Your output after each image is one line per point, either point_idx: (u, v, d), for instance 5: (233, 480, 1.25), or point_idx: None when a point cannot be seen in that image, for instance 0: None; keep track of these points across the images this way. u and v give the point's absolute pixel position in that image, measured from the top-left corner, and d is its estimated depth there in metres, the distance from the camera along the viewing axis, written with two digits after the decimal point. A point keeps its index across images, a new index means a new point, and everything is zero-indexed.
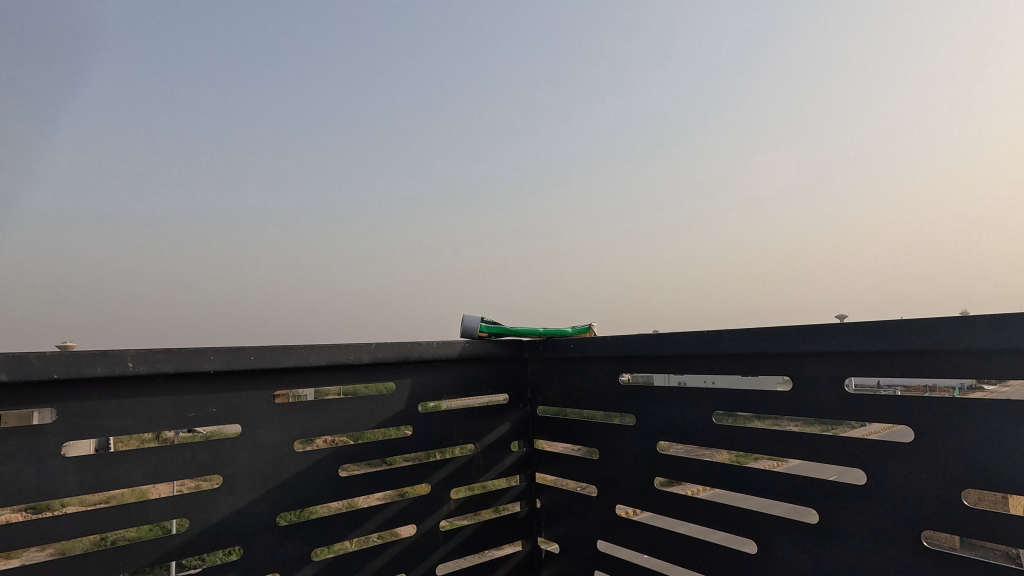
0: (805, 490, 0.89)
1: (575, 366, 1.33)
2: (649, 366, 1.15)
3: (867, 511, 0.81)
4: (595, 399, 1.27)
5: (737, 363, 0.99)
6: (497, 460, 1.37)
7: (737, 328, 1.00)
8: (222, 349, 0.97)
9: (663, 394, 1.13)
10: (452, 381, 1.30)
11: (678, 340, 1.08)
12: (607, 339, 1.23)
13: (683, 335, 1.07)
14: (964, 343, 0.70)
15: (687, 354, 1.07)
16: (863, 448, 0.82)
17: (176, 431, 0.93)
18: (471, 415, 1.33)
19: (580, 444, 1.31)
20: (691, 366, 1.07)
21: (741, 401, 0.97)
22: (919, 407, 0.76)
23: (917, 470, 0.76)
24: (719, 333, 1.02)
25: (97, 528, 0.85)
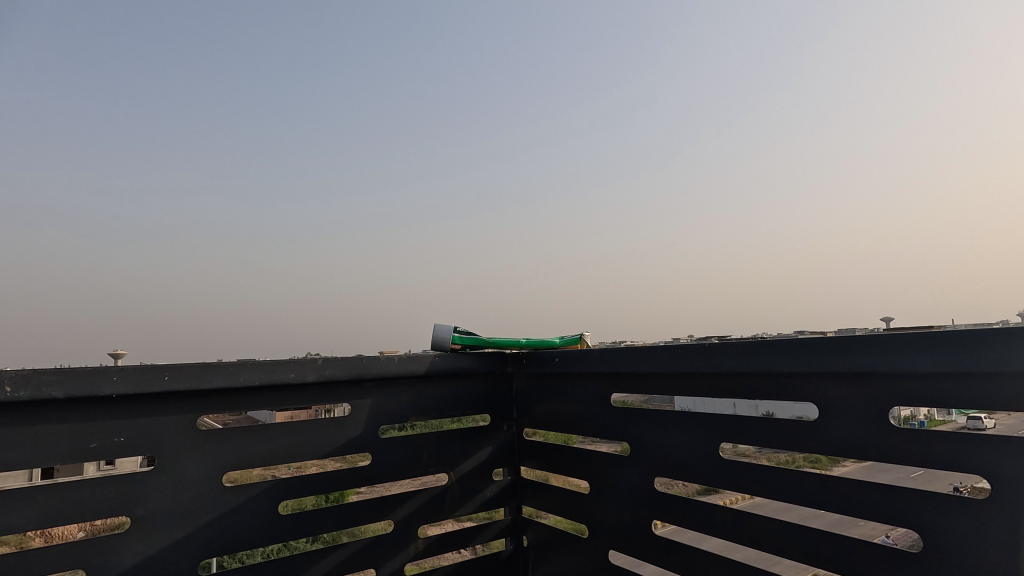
0: (839, 547, 0.69)
1: (563, 383, 1.16)
2: (642, 385, 0.97)
3: None
4: (584, 421, 1.10)
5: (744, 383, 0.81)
6: (478, 490, 1.20)
7: (744, 340, 0.81)
8: (128, 369, 0.83)
9: (661, 418, 0.95)
10: (423, 401, 1.14)
11: (674, 354, 0.90)
12: (596, 352, 1.06)
13: (682, 349, 0.88)
14: (924, 366, 0.61)
15: (688, 371, 0.89)
16: (916, 503, 0.62)
17: (152, 458, 0.85)
18: (446, 440, 1.16)
19: (570, 475, 1.13)
20: (695, 387, 0.88)
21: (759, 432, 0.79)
22: (995, 451, 0.56)
23: (999, 531, 0.56)
24: (724, 346, 0.83)
25: None
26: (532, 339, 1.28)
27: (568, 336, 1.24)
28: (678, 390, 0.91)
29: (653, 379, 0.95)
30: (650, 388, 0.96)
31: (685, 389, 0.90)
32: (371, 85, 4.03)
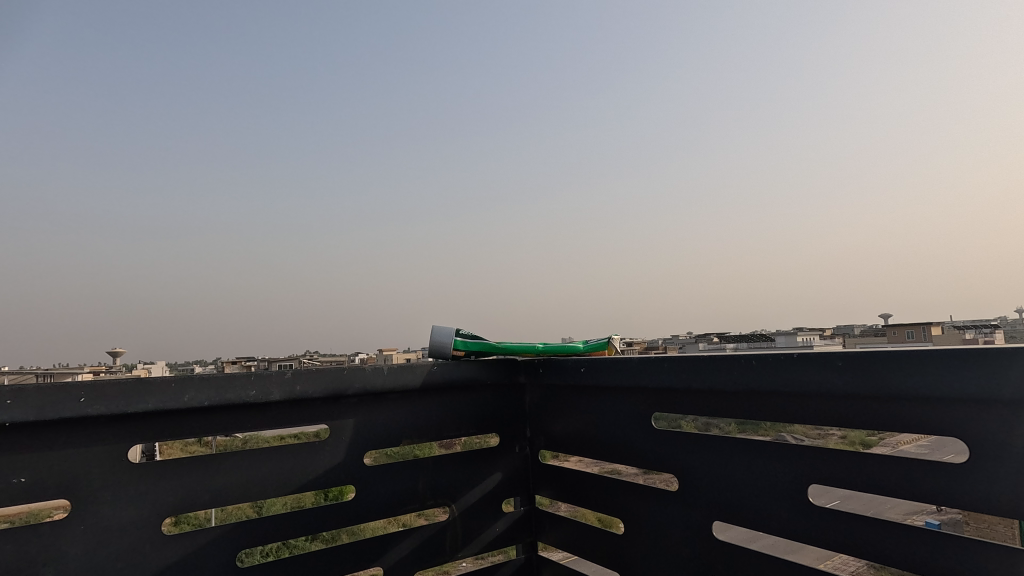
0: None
1: (589, 399, 0.97)
2: (693, 405, 0.78)
3: None
4: (615, 447, 0.90)
5: (844, 409, 0.61)
6: (484, 527, 1.01)
7: (845, 351, 0.62)
8: (28, 388, 0.63)
9: (718, 447, 0.76)
10: (420, 420, 0.95)
11: (741, 367, 0.71)
12: (633, 361, 0.87)
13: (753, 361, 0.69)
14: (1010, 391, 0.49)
15: (759, 389, 0.70)
16: None
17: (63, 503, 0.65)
18: (447, 465, 0.97)
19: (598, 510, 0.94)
20: (772, 409, 0.69)
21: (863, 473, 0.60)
22: None
23: None
24: (813, 359, 0.64)
25: None
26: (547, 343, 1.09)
27: (592, 338, 1.05)
28: (746, 412, 0.72)
29: (711, 397, 0.76)
30: (706, 409, 0.76)
31: (756, 413, 0.70)
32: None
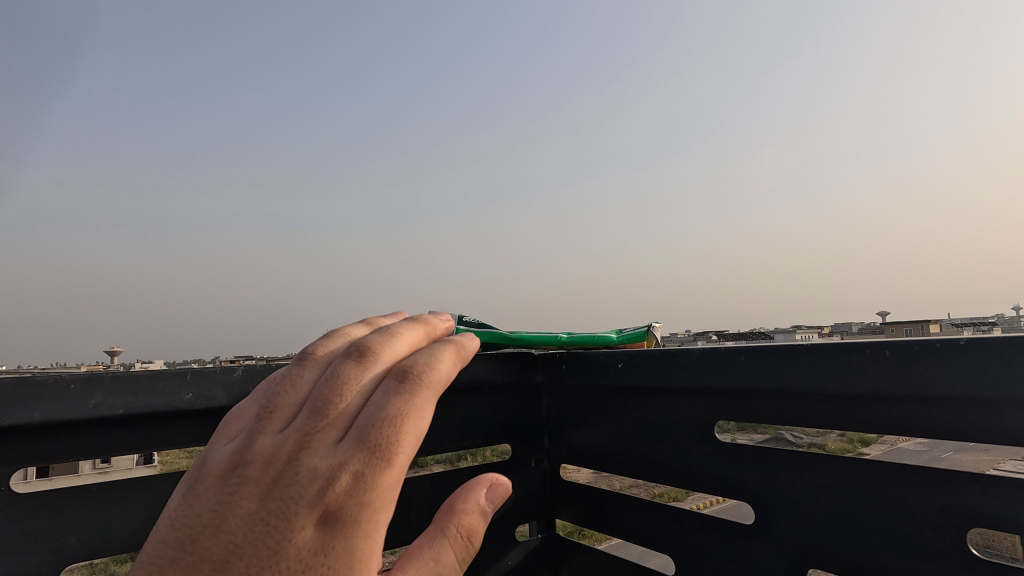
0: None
1: (631, 403, 0.83)
2: (776, 413, 0.66)
3: None
4: (663, 461, 0.79)
5: (1001, 415, 0.50)
6: (500, 557, 0.86)
7: (1003, 342, 0.50)
8: None
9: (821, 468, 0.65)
10: (432, 430, 0.81)
11: (852, 364, 0.60)
12: (693, 358, 0.73)
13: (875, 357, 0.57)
14: None
15: (860, 394, 0.59)
16: None
17: None
18: (457, 484, 0.82)
19: (650, 543, 0.81)
20: (893, 419, 0.57)
21: None
22: None
23: None
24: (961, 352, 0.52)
25: None
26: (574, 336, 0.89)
27: (629, 330, 0.89)
28: (852, 422, 0.60)
29: (805, 402, 0.64)
30: (792, 417, 0.65)
31: (865, 421, 0.59)
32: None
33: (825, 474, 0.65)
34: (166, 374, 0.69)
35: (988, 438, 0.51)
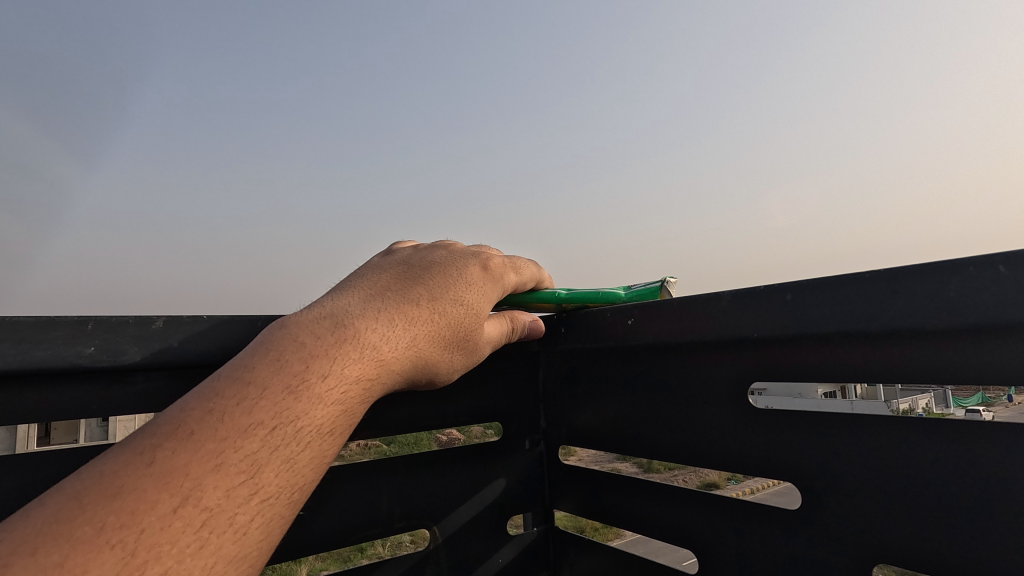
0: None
1: (632, 366, 0.74)
2: (786, 363, 0.58)
3: None
4: (674, 433, 0.69)
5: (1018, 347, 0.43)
6: (485, 559, 0.74)
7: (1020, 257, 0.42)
8: None
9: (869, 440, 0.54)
10: (412, 405, 0.71)
11: (861, 301, 0.51)
12: (691, 307, 0.64)
13: (885, 290, 0.49)
14: None
15: (926, 330, 0.48)
16: None
17: None
18: (431, 468, 0.71)
19: (663, 536, 0.70)
20: (910, 362, 0.49)
21: None
22: None
23: None
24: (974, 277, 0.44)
25: None
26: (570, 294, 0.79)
27: (638, 286, 0.75)
28: (864, 370, 0.53)
29: (815, 349, 0.56)
30: (801, 368, 0.57)
31: (881, 368, 0.51)
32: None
33: (876, 443, 0.53)
34: (61, 321, 0.57)
35: None
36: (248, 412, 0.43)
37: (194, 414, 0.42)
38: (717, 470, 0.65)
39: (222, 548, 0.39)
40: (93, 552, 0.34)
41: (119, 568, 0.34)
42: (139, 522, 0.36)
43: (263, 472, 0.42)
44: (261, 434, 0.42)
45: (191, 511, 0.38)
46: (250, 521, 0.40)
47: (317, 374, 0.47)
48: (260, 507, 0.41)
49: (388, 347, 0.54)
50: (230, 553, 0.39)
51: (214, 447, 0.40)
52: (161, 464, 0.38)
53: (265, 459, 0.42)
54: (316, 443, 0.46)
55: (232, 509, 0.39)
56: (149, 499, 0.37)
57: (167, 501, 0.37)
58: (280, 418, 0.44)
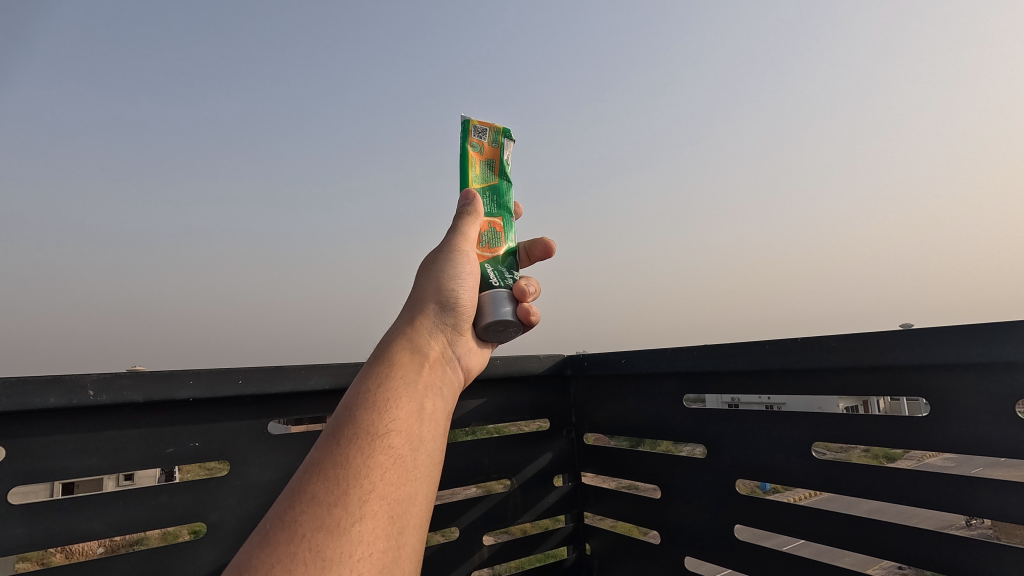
0: (1012, 561, 0.63)
1: (627, 384, 1.15)
2: (705, 381, 0.98)
3: (998, 562, 0.64)
4: (643, 421, 1.10)
5: (839, 379, 0.78)
6: (540, 498, 1.20)
7: (842, 334, 0.78)
8: (204, 372, 0.81)
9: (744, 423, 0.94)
10: (487, 406, 1.14)
11: (757, 350, 0.88)
12: (666, 351, 1.04)
13: (770, 345, 0.86)
14: (945, 357, 0.67)
15: (774, 369, 0.85)
16: (1004, 492, 0.64)
17: (221, 460, 0.83)
18: (506, 445, 1.17)
19: (634, 480, 1.12)
20: (770, 383, 0.87)
21: (889, 436, 0.73)
22: None
23: None
24: (820, 340, 0.80)
25: None
26: (498, 187, 0.94)
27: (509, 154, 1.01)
28: (752, 386, 0.90)
29: (722, 376, 0.95)
30: (715, 384, 0.97)
31: (757, 386, 0.89)
32: (333, 69, 3.01)
33: None
34: None
35: (833, 391, 0.78)
36: (347, 419, 0.55)
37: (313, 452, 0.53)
38: (691, 446, 1.02)
39: (386, 491, 0.51)
40: (285, 535, 0.44)
41: (310, 527, 0.45)
42: (303, 502, 0.47)
43: (382, 445, 0.54)
44: (370, 416, 0.55)
45: (334, 483, 0.49)
46: (380, 469, 0.52)
47: (382, 373, 0.62)
48: (382, 459, 0.53)
49: (417, 338, 0.70)
50: (379, 493, 0.51)
51: (341, 448, 0.52)
52: (302, 481, 0.49)
53: (381, 431, 0.55)
54: (410, 418, 0.59)
55: (377, 474, 0.51)
56: (303, 494, 0.48)
57: (335, 484, 0.49)
58: (375, 405, 0.57)
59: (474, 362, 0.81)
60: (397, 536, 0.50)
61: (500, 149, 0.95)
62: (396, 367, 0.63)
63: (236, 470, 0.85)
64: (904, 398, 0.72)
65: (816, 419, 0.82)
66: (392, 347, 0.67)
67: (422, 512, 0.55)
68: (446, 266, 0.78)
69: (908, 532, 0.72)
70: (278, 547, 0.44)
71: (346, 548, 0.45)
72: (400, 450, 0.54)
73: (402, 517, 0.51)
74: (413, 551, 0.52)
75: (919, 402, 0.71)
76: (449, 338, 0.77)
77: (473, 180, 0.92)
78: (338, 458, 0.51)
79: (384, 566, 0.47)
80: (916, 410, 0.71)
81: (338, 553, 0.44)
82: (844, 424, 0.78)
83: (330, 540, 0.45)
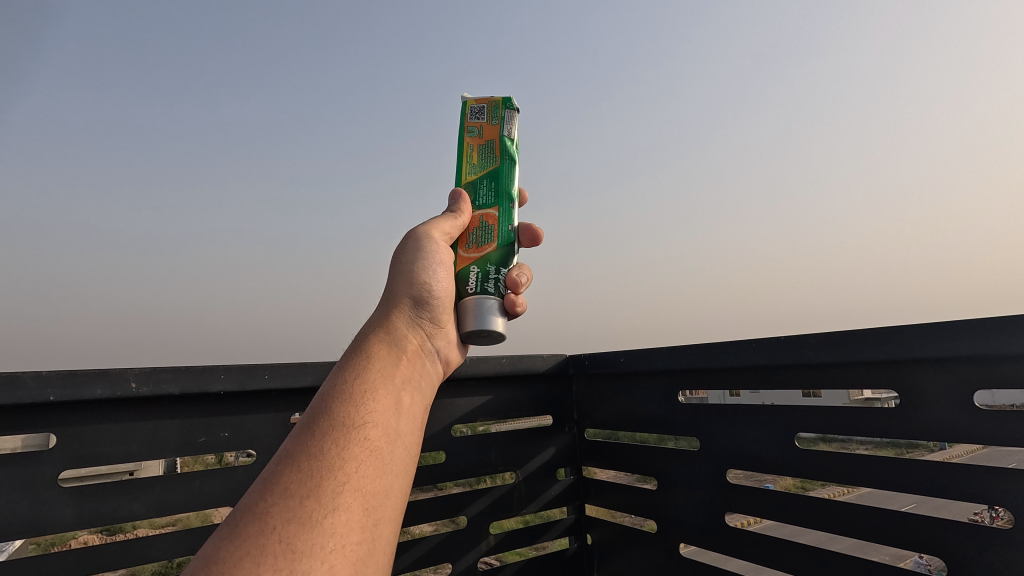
0: (972, 535, 0.70)
1: (625, 382, 1.21)
2: (698, 378, 1.05)
3: (961, 537, 0.71)
4: (640, 417, 1.17)
5: (819, 373, 0.85)
6: (544, 490, 1.27)
7: (822, 333, 0.85)
8: (233, 367, 0.88)
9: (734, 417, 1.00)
10: (493, 402, 1.21)
11: (746, 349, 0.95)
12: (662, 350, 1.10)
13: (756, 344, 0.93)
14: (913, 353, 0.74)
15: (762, 365, 0.92)
16: (965, 474, 0.71)
17: (250, 449, 0.90)
18: (512, 440, 1.23)
19: (633, 472, 1.18)
20: (756, 379, 0.94)
21: (863, 425, 0.80)
22: None
23: None
24: (802, 338, 0.87)
25: (126, 561, 0.79)
26: (493, 166, 1.00)
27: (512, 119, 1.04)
28: (741, 382, 0.97)
29: (712, 373, 1.02)
30: (706, 380, 1.03)
31: (745, 382, 0.96)
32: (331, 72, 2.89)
33: None
34: None
35: (812, 385, 0.86)
36: (323, 411, 0.57)
37: (287, 444, 0.55)
38: (685, 439, 1.09)
39: (359, 484, 0.53)
40: (258, 524, 0.46)
41: (283, 517, 0.47)
42: (277, 492, 0.48)
43: (358, 438, 0.56)
44: (347, 409, 0.57)
45: (308, 475, 0.51)
46: (355, 461, 0.54)
47: (359, 366, 0.64)
48: (356, 451, 0.55)
49: (393, 333, 0.73)
50: (353, 485, 0.52)
51: (316, 442, 0.53)
52: (276, 472, 0.51)
53: (357, 425, 0.57)
54: (386, 412, 0.61)
55: (351, 467, 0.53)
56: (278, 484, 0.49)
57: (309, 476, 0.50)
58: (353, 398, 0.59)
59: (449, 358, 0.85)
60: (370, 528, 0.52)
61: (499, 126, 1.02)
62: (373, 361, 0.66)
63: (262, 459, 0.92)
64: (877, 390, 0.79)
65: (799, 412, 0.89)
66: (370, 342, 0.70)
67: (394, 505, 0.57)
68: (417, 260, 0.84)
69: (882, 513, 0.79)
70: (248, 539, 0.45)
71: (318, 539, 0.47)
72: (375, 443, 0.56)
73: (375, 509, 0.54)
74: (382, 544, 0.54)
75: (890, 396, 0.78)
76: (422, 334, 0.80)
77: (469, 171, 1.00)
78: (313, 450, 0.53)
79: (355, 557, 0.49)
80: (887, 402, 0.78)
81: (310, 545, 0.46)
82: (824, 415, 0.85)
83: (302, 531, 0.46)
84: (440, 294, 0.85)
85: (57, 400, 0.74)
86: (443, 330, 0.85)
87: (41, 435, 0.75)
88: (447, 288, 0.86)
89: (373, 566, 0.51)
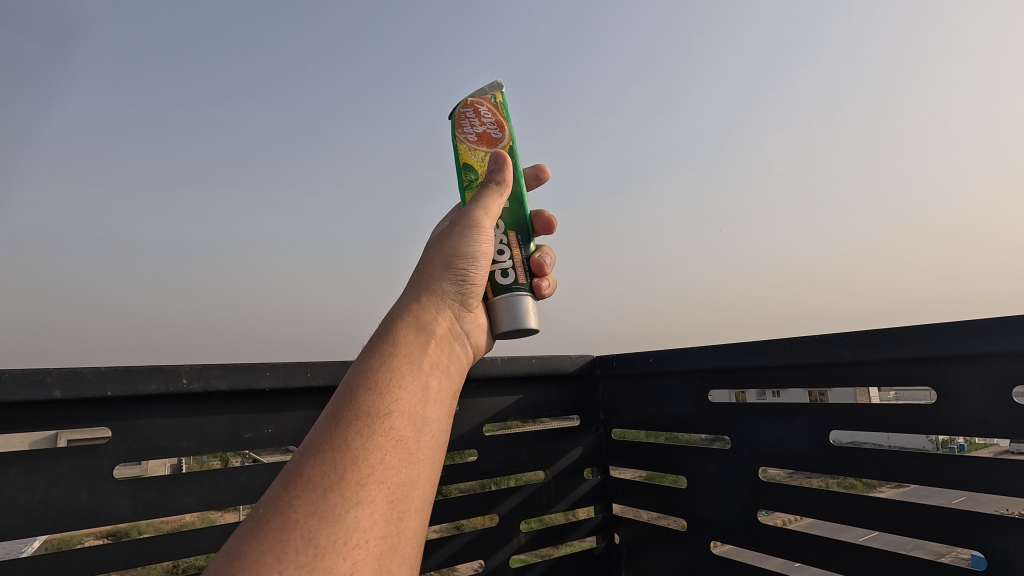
0: (1005, 526, 0.72)
1: (652, 382, 1.23)
2: (727, 377, 1.06)
3: (992, 526, 0.73)
4: (667, 416, 1.18)
5: (854, 371, 0.86)
6: (572, 488, 1.28)
7: (855, 331, 0.86)
8: (278, 365, 0.90)
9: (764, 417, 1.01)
10: (522, 402, 1.23)
11: (776, 348, 0.96)
12: (692, 350, 1.12)
13: (787, 343, 0.94)
14: (949, 349, 0.75)
15: (794, 364, 0.94)
16: (999, 467, 0.72)
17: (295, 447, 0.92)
18: (540, 439, 1.25)
19: (660, 471, 1.20)
20: (786, 377, 0.96)
21: (896, 420, 0.81)
22: None
23: None
24: (835, 337, 0.88)
25: (144, 557, 0.80)
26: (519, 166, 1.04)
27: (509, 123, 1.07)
28: (772, 381, 0.98)
29: (743, 372, 1.03)
30: (736, 379, 1.05)
31: (776, 380, 0.97)
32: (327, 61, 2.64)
33: None
34: None
35: (846, 381, 0.87)
36: (348, 399, 0.56)
37: (315, 433, 0.55)
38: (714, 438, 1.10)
39: (385, 474, 0.53)
40: (282, 517, 0.46)
41: (305, 512, 0.46)
42: (300, 485, 0.48)
43: (383, 428, 0.55)
44: (373, 395, 0.57)
45: (333, 467, 0.50)
46: (382, 452, 0.54)
47: (387, 351, 0.64)
48: (382, 441, 0.54)
49: (425, 317, 0.73)
50: (377, 477, 0.52)
51: (340, 433, 0.53)
52: (300, 463, 0.50)
53: (383, 413, 0.56)
54: (412, 400, 0.60)
55: (377, 457, 0.53)
56: (303, 477, 0.49)
57: (331, 468, 0.50)
58: (381, 385, 0.59)
59: (478, 340, 0.86)
60: (396, 522, 0.52)
61: None
62: (400, 346, 0.65)
63: None
64: (910, 387, 0.80)
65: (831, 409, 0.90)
66: (400, 323, 0.69)
67: (421, 496, 0.56)
68: (462, 242, 0.83)
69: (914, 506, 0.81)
70: (270, 534, 0.44)
71: (341, 534, 0.47)
72: (402, 433, 0.56)
73: (400, 502, 0.53)
74: (410, 540, 0.53)
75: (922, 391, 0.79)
76: (452, 317, 0.79)
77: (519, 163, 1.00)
78: (338, 442, 0.52)
79: (379, 552, 0.48)
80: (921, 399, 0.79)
81: (332, 540, 0.45)
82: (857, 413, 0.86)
83: (326, 526, 0.46)
84: (473, 280, 0.86)
85: (114, 395, 0.76)
86: (471, 314, 0.85)
87: (100, 428, 0.77)
88: (481, 277, 0.87)
89: (399, 561, 0.50)
